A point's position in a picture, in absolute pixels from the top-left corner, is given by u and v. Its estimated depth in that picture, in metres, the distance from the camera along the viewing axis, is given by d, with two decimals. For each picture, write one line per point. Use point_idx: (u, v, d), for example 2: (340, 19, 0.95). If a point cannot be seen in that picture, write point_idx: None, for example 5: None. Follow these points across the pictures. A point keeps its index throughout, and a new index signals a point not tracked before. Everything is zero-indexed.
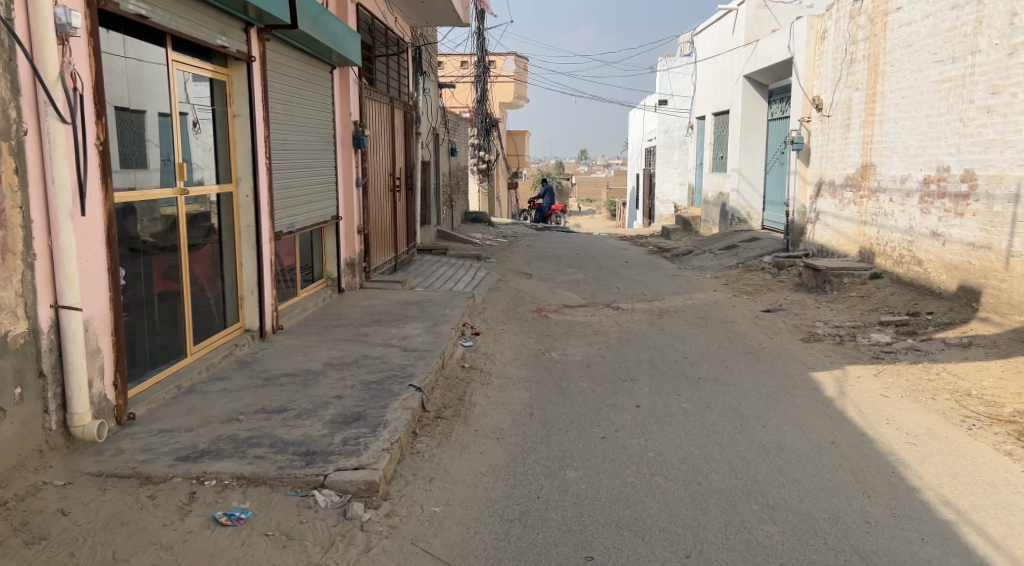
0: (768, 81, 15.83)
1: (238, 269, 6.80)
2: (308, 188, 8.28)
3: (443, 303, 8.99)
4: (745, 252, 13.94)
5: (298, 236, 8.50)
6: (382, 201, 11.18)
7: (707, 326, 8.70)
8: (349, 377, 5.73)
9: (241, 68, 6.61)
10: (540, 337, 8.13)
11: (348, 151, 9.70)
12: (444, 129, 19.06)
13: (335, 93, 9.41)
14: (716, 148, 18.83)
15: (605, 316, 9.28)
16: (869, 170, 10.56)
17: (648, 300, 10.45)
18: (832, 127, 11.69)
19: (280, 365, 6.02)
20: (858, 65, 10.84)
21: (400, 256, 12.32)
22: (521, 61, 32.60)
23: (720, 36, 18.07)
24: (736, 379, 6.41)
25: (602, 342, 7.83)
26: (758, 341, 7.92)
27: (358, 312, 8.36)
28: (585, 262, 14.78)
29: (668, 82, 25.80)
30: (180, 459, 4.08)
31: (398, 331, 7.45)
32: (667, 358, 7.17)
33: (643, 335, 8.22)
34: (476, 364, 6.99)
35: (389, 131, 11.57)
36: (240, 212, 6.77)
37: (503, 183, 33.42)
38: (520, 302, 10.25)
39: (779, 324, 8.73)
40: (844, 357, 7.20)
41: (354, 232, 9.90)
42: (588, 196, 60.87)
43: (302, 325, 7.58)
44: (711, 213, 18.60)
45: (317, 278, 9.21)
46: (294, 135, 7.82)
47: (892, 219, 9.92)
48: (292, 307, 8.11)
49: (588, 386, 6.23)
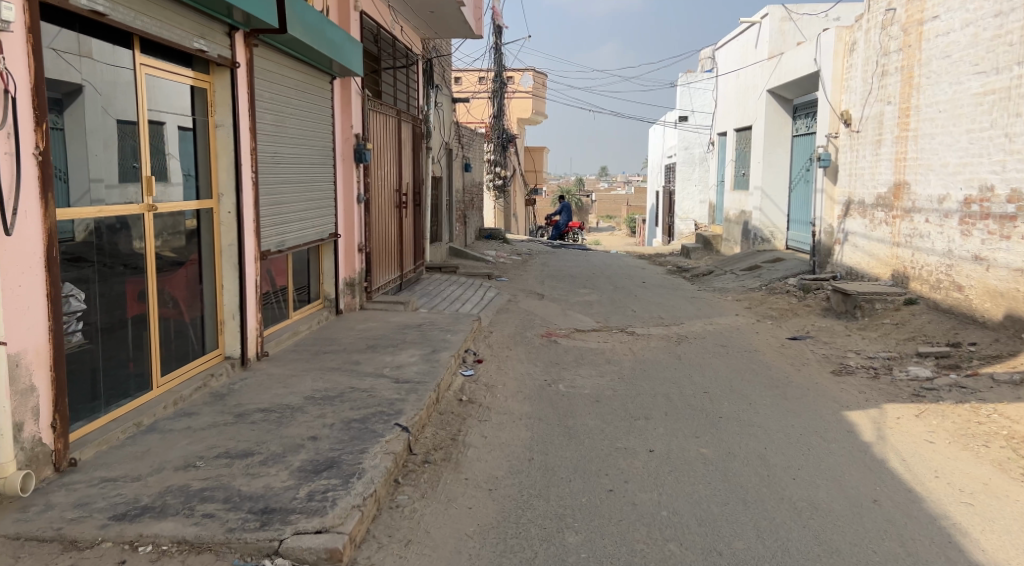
0: (793, 95, 15.20)
1: (218, 292, 6.27)
2: (301, 204, 7.77)
3: (445, 328, 8.43)
4: (769, 273, 13.27)
5: (291, 254, 8.03)
6: (386, 218, 10.67)
7: (728, 355, 8.07)
8: (329, 415, 5.18)
9: (224, 75, 6.10)
10: (547, 365, 7.54)
11: (349, 166, 9.19)
12: (457, 144, 18.58)
13: (335, 105, 8.92)
14: (738, 164, 18.19)
15: (618, 343, 8.68)
16: (903, 189, 9.89)
17: (665, 324, 9.83)
18: (862, 142, 11.03)
19: (256, 400, 5.48)
20: (889, 77, 10.19)
21: (406, 275, 11.79)
22: (539, 76, 32.17)
23: (743, 49, 17.47)
24: (762, 419, 5.77)
25: (614, 373, 7.22)
26: (784, 373, 7.28)
27: (353, 337, 7.81)
28: (600, 282, 14.17)
29: (689, 98, 25.21)
30: (115, 518, 3.55)
31: (392, 359, 6.89)
32: (684, 392, 6.55)
33: (658, 365, 7.60)
34: (474, 396, 6.40)
35: (394, 145, 11.06)
36: (221, 229, 6.24)
37: (520, 199, 32.88)
38: (529, 325, 9.66)
39: (807, 353, 8.08)
40: (880, 394, 6.53)
41: (354, 251, 9.37)
42: (608, 213, 60.21)
43: (290, 352, 7.05)
44: (733, 232, 17.94)
45: (312, 299, 8.70)
46: (286, 148, 7.32)
47: (928, 241, 9.23)
48: (281, 331, 7.59)
49: (596, 425, 5.63)
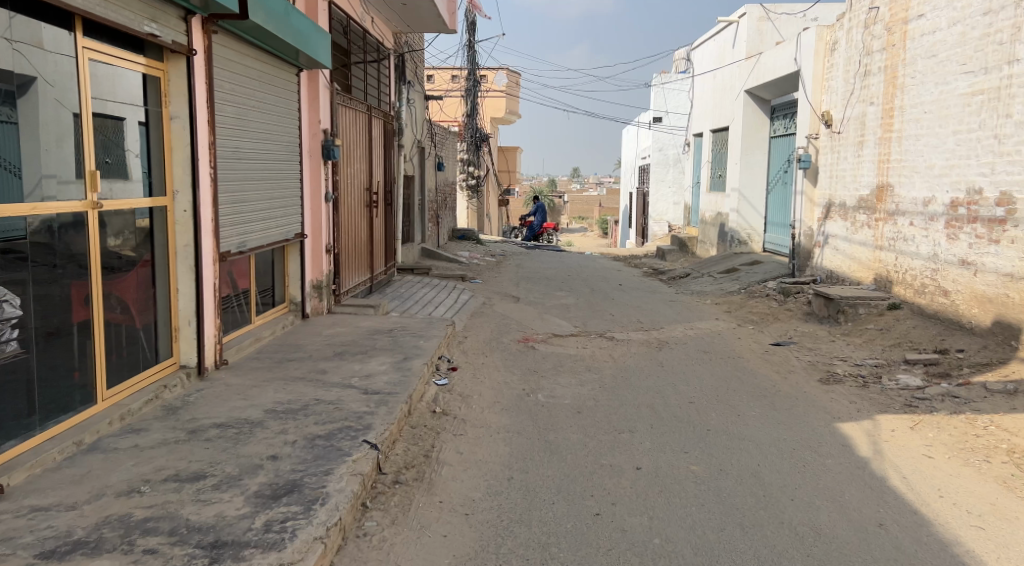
0: (771, 96, 15.02)
1: (173, 297, 5.84)
2: (265, 203, 7.35)
3: (417, 333, 8.04)
4: (747, 276, 13.06)
5: (254, 256, 7.63)
6: (356, 217, 10.26)
7: (711, 362, 7.78)
8: (291, 431, 4.79)
9: (179, 62, 5.67)
10: (525, 373, 7.19)
11: (316, 162, 8.78)
12: (430, 143, 18.17)
13: (302, 99, 8.51)
14: (714, 166, 17.99)
15: (597, 349, 8.35)
16: (886, 191, 9.69)
17: (644, 329, 9.52)
18: (844, 144, 10.83)
19: (212, 414, 5.07)
20: (872, 77, 10.00)
21: (376, 277, 11.38)
22: (512, 75, 31.84)
23: (720, 49, 17.28)
24: (754, 433, 5.48)
25: (595, 381, 6.89)
26: (771, 382, 7.00)
27: (319, 344, 7.40)
28: (576, 284, 13.85)
29: (664, 98, 25.03)
30: (42, 557, 3.15)
31: (361, 367, 6.51)
32: (669, 402, 6.24)
33: (640, 372, 7.29)
34: (448, 408, 6.03)
35: (364, 141, 10.65)
36: (176, 229, 5.81)
37: (493, 199, 32.50)
38: (505, 330, 9.31)
39: (792, 361, 7.82)
40: (871, 404, 6.25)
41: (321, 252, 8.95)
42: (580, 214, 60.05)
43: (252, 360, 6.63)
44: (709, 234, 17.74)
45: (276, 303, 8.27)
46: (248, 143, 6.90)
47: (913, 245, 9.04)
48: (242, 337, 7.17)
49: (578, 440, 5.29)
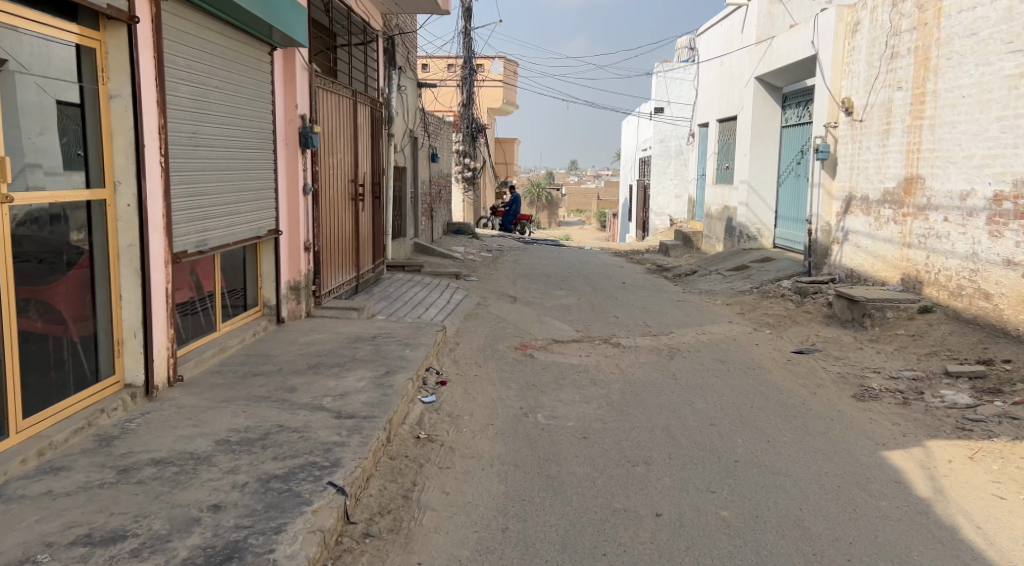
0: (782, 83, 14.22)
1: (116, 306, 5.03)
2: (230, 196, 6.57)
3: (403, 340, 7.27)
4: (759, 274, 12.28)
5: (220, 255, 6.93)
6: (340, 211, 9.48)
7: (730, 373, 7.01)
8: (243, 469, 4.02)
9: (119, 32, 4.89)
10: (523, 387, 6.41)
11: (293, 151, 7.99)
12: (423, 133, 17.35)
13: (277, 81, 7.72)
14: (721, 157, 17.18)
15: (602, 358, 7.57)
16: (916, 184, 8.91)
17: (653, 334, 8.74)
18: (867, 133, 10.04)
19: (151, 446, 4.29)
20: (900, 60, 9.20)
21: (363, 276, 10.59)
22: (510, 65, 31.00)
23: (727, 34, 16.46)
24: (791, 467, 4.70)
25: (600, 398, 6.11)
26: (798, 398, 6.23)
27: (291, 355, 6.62)
28: (577, 282, 13.07)
29: (665, 89, 24.24)
30: None
31: (336, 383, 5.72)
32: (687, 425, 5.47)
33: (652, 386, 6.52)
34: (435, 432, 5.25)
35: (349, 128, 9.83)
36: (118, 227, 5.01)
37: (490, 192, 31.69)
38: (500, 335, 8.53)
39: (819, 371, 7.05)
40: (918, 427, 5.47)
41: (299, 250, 8.16)
42: (578, 207, 59.25)
43: (213, 375, 5.84)
44: (716, 228, 16.95)
45: (247, 308, 7.50)
46: (209, 128, 6.12)
47: (947, 242, 8.26)
48: (203, 348, 6.38)
49: (585, 475, 4.52)
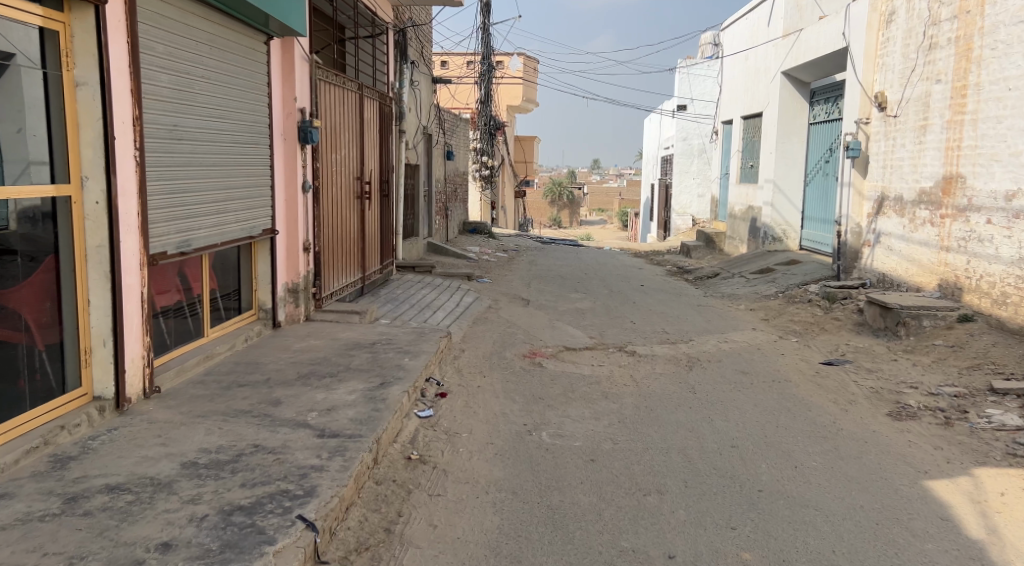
0: (811, 78, 13.63)
1: (83, 312, 4.62)
2: (219, 194, 6.17)
3: (403, 348, 6.83)
4: (785, 277, 11.73)
5: (208, 255, 6.53)
6: (344, 210, 9.08)
7: (753, 387, 6.50)
8: (205, 498, 3.61)
9: (85, 14, 4.47)
10: (528, 401, 5.95)
11: (292, 147, 7.58)
12: (439, 130, 16.91)
13: (274, 72, 7.31)
14: (745, 156, 16.60)
15: (616, 368, 7.09)
16: (956, 184, 8.33)
17: (672, 342, 8.24)
18: (902, 129, 9.46)
19: (110, 469, 3.88)
20: (940, 51, 8.63)
21: (369, 277, 10.17)
22: (529, 62, 30.55)
23: (752, 28, 15.87)
24: (822, 500, 4.21)
25: (611, 414, 5.64)
26: (828, 416, 5.71)
27: (282, 363, 6.20)
28: (593, 285, 12.58)
29: (688, 86, 23.64)
30: None
31: (325, 396, 5.30)
32: (706, 447, 4.99)
33: (668, 401, 6.03)
34: (428, 452, 4.81)
35: (354, 123, 9.41)
36: (87, 226, 4.60)
37: (510, 191, 31.26)
38: (509, 341, 8.07)
39: (849, 385, 6.53)
40: (964, 453, 4.94)
41: (298, 250, 7.75)
42: (599, 206, 58.65)
43: (194, 385, 5.44)
44: (739, 229, 16.39)
45: (240, 311, 7.10)
46: (193, 120, 5.71)
47: (990, 246, 7.69)
48: (188, 355, 5.98)
49: (591, 506, 4.06)
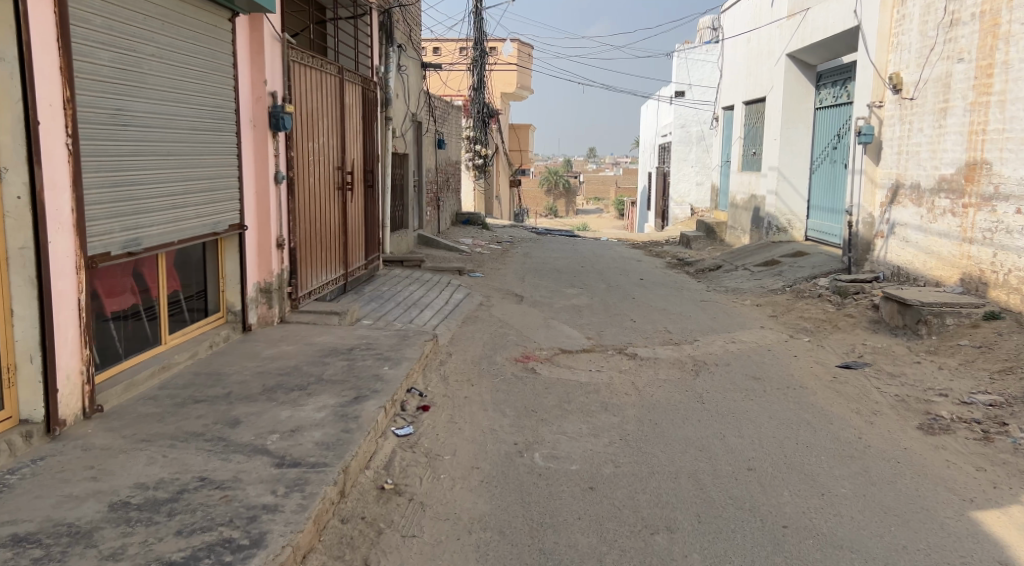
0: (817, 60, 13.03)
1: (6, 325, 4.01)
2: (175, 186, 5.55)
3: (383, 354, 6.24)
4: (792, 270, 11.16)
5: (166, 254, 5.93)
6: (323, 202, 8.47)
7: (766, 396, 5.92)
8: (130, 553, 3.04)
9: None
10: (520, 414, 5.36)
11: (262, 134, 6.97)
12: (429, 117, 16.27)
13: (242, 53, 6.69)
14: (747, 142, 16.01)
15: (616, 374, 6.50)
16: (980, 170, 7.76)
17: (675, 343, 7.67)
18: (919, 112, 8.87)
19: (22, 513, 3.30)
20: (963, 27, 8.04)
21: (352, 274, 9.56)
22: (523, 48, 29.87)
23: (755, 9, 15.23)
24: (856, 541, 3.65)
25: (611, 431, 5.06)
26: (852, 431, 5.13)
27: (247, 374, 5.59)
28: (590, 279, 11.99)
29: (686, 71, 23.01)
30: None
31: (290, 414, 4.71)
32: (719, 470, 4.43)
33: (674, 414, 5.45)
34: (404, 480, 4.24)
35: (334, 109, 8.79)
36: (8, 225, 3.99)
37: (504, 180, 30.61)
38: (500, 344, 7.48)
39: (871, 393, 5.95)
40: (1011, 475, 4.37)
41: (270, 247, 7.14)
42: (596, 195, 58.07)
43: (145, 401, 4.86)
44: (741, 219, 15.82)
45: (206, 314, 6.51)
46: (142, 103, 5.09)
47: (1019, 238, 7.13)
48: (141, 366, 5.38)
49: (590, 551, 3.50)
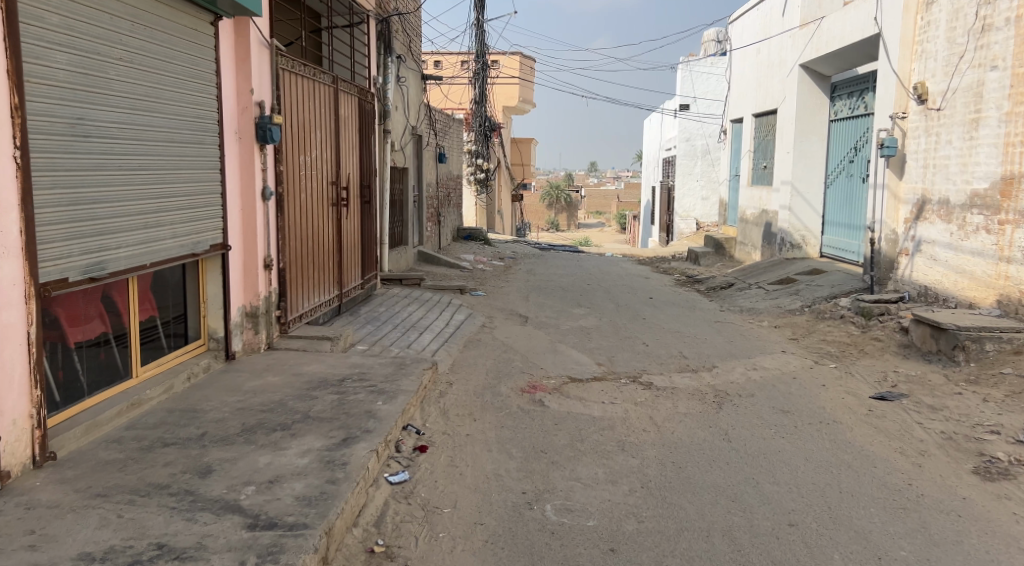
0: (831, 71, 12.56)
1: None
2: (148, 202, 5.05)
3: (377, 386, 5.71)
4: (809, 289, 10.63)
5: (140, 278, 5.42)
6: (316, 219, 7.96)
7: (798, 432, 5.38)
8: None
9: None
10: (528, 457, 4.82)
11: (248, 148, 6.46)
12: (430, 130, 15.80)
13: (226, 60, 6.20)
14: (757, 156, 15.53)
15: (632, 407, 5.95)
16: (1018, 184, 7.28)
17: (693, 370, 7.14)
18: (947, 123, 8.38)
19: None
20: (997, 33, 7.57)
21: (348, 294, 9.05)
22: (525, 61, 29.52)
23: (765, 19, 14.79)
24: None
25: (631, 477, 4.52)
26: (900, 476, 4.59)
27: (226, 411, 5.05)
28: (597, 298, 11.47)
29: (691, 84, 22.63)
30: None
31: (270, 460, 4.18)
32: (756, 527, 3.90)
33: (699, 455, 4.90)
34: (397, 541, 3.75)
35: (328, 120, 8.29)
36: None
37: (507, 195, 30.16)
38: (505, 371, 6.94)
39: (914, 430, 5.40)
40: None
41: (258, 268, 6.63)
42: (598, 209, 57.65)
43: (108, 446, 4.34)
44: (751, 235, 15.33)
45: (187, 342, 6.00)
46: (110, 111, 4.60)
47: None
48: (108, 403, 4.86)
49: None
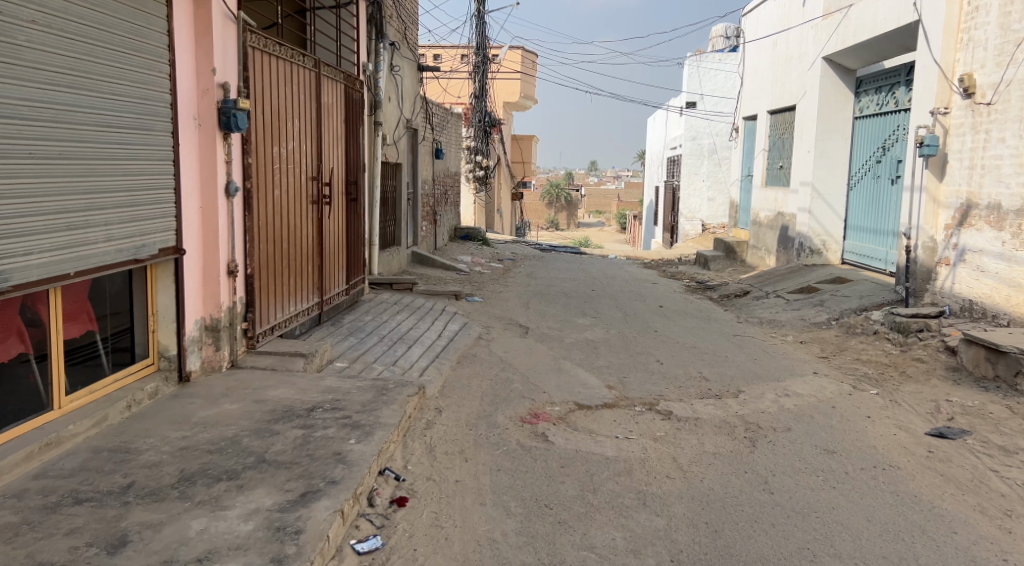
0: (857, 64, 11.67)
1: None
2: (71, 198, 4.20)
3: (352, 419, 4.82)
4: (836, 300, 9.75)
5: (68, 289, 4.52)
6: (292, 218, 7.06)
7: (852, 481, 4.52)
8: None
9: None
10: (530, 514, 3.96)
11: (209, 137, 5.55)
12: (426, 124, 14.90)
13: (182, 34, 5.29)
14: (772, 155, 14.65)
15: (651, 444, 5.07)
16: None
17: (716, 396, 6.26)
18: (999, 119, 7.52)
19: None
20: None
21: (330, 301, 8.16)
22: (526, 55, 28.59)
23: (783, 10, 13.89)
24: None
25: (657, 546, 3.66)
26: (990, 547, 3.73)
27: (164, 452, 4.16)
28: (603, 306, 10.58)
29: (698, 81, 21.75)
30: None
31: (203, 527, 3.32)
32: None
33: (738, 513, 4.04)
34: None
35: (307, 109, 7.38)
36: None
37: (506, 193, 29.25)
38: (502, 396, 6.05)
39: (990, 480, 4.53)
40: None
41: (219, 276, 5.71)
42: (598, 208, 56.73)
43: (4, 504, 3.47)
44: (766, 239, 14.45)
45: (133, 361, 5.10)
46: (12, 87, 3.80)
47: None
48: (18, 443, 3.99)
49: None
